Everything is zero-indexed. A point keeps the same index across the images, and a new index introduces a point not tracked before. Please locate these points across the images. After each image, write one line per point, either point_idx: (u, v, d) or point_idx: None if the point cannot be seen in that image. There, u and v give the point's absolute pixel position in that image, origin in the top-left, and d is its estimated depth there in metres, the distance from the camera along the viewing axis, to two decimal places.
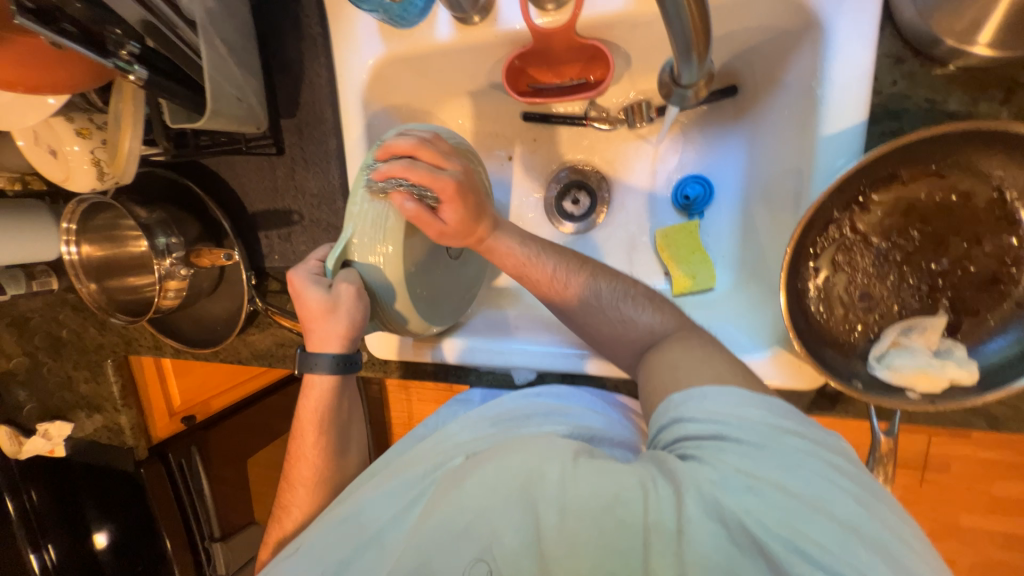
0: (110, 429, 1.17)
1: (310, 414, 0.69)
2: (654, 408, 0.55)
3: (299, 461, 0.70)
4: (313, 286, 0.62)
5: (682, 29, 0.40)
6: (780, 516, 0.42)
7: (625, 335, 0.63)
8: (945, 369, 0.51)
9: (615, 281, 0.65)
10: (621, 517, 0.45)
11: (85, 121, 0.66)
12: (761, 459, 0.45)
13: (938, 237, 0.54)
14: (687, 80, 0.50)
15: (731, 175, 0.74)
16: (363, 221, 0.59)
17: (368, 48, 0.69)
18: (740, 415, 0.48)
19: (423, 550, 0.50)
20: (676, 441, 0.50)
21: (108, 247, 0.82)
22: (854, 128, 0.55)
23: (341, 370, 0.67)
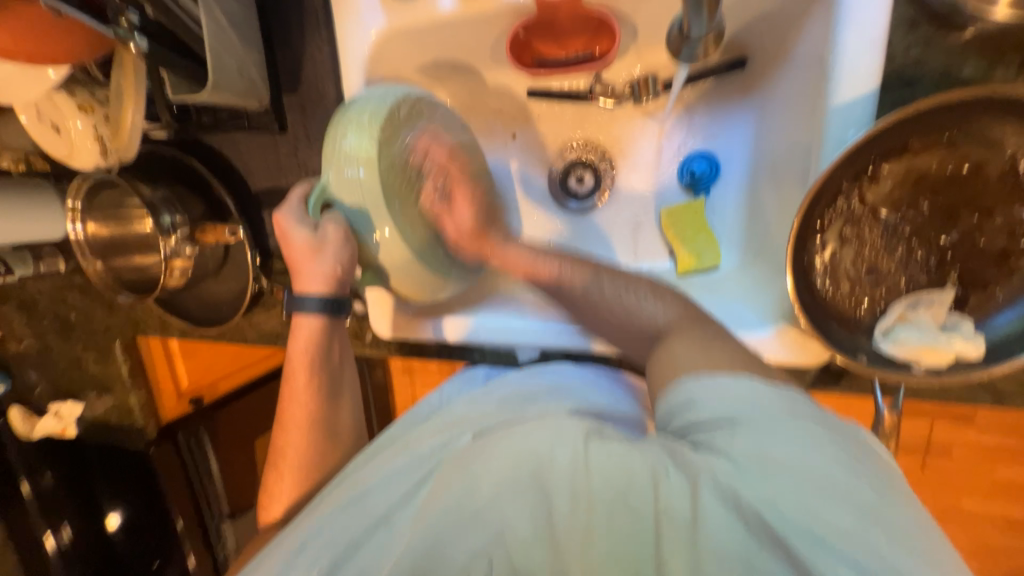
0: (120, 409, 1.19)
1: (300, 356, 0.69)
2: (662, 394, 0.51)
3: (291, 403, 0.69)
4: (298, 223, 0.62)
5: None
6: (797, 501, 0.39)
7: (630, 325, 0.60)
8: (951, 343, 0.51)
9: (620, 279, 0.63)
10: (632, 505, 0.43)
11: (86, 96, 0.66)
12: (774, 442, 0.42)
13: (948, 209, 0.54)
14: (695, 38, 0.49)
15: (738, 152, 0.73)
16: (338, 165, 0.60)
17: (370, 20, 0.68)
18: (752, 397, 0.45)
19: (432, 537, 0.49)
20: (683, 426, 0.47)
21: (114, 227, 0.83)
22: (865, 98, 0.54)
23: (327, 312, 0.67)
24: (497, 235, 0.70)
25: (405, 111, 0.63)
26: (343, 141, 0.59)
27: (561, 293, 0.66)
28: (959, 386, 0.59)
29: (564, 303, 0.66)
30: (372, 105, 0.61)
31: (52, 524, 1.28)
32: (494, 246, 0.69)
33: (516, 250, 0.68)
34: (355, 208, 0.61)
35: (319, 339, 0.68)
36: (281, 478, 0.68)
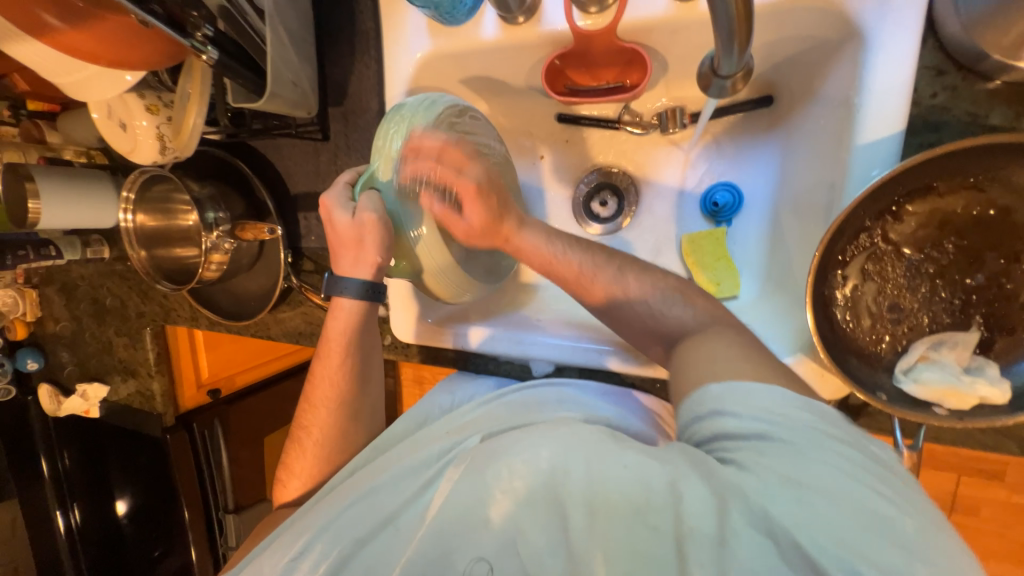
0: (142, 394, 1.23)
1: (337, 340, 0.71)
2: (690, 395, 0.49)
3: (320, 381, 0.72)
4: (345, 210, 0.65)
5: (727, 22, 0.42)
6: (826, 529, 0.39)
7: (655, 328, 0.60)
8: (975, 387, 0.50)
9: (646, 277, 0.61)
10: (651, 523, 0.44)
11: (154, 98, 0.72)
12: (808, 467, 0.40)
13: (972, 252, 0.54)
14: (726, 72, 0.51)
15: (761, 184, 0.75)
16: (386, 158, 0.64)
17: (416, 42, 0.72)
18: (786, 414, 0.43)
19: (447, 539, 0.52)
20: (709, 435, 0.46)
21: (160, 219, 0.87)
22: (891, 138, 0.55)
23: (366, 298, 0.69)
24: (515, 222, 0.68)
25: (449, 119, 0.66)
26: (394, 145, 0.63)
27: (587, 290, 0.63)
28: (984, 432, 0.57)
29: (588, 306, 0.64)
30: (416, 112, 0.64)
31: (62, 506, 1.31)
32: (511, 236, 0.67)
33: (536, 233, 0.66)
34: (399, 198, 0.66)
35: (357, 323, 0.71)
36: (305, 454, 0.72)
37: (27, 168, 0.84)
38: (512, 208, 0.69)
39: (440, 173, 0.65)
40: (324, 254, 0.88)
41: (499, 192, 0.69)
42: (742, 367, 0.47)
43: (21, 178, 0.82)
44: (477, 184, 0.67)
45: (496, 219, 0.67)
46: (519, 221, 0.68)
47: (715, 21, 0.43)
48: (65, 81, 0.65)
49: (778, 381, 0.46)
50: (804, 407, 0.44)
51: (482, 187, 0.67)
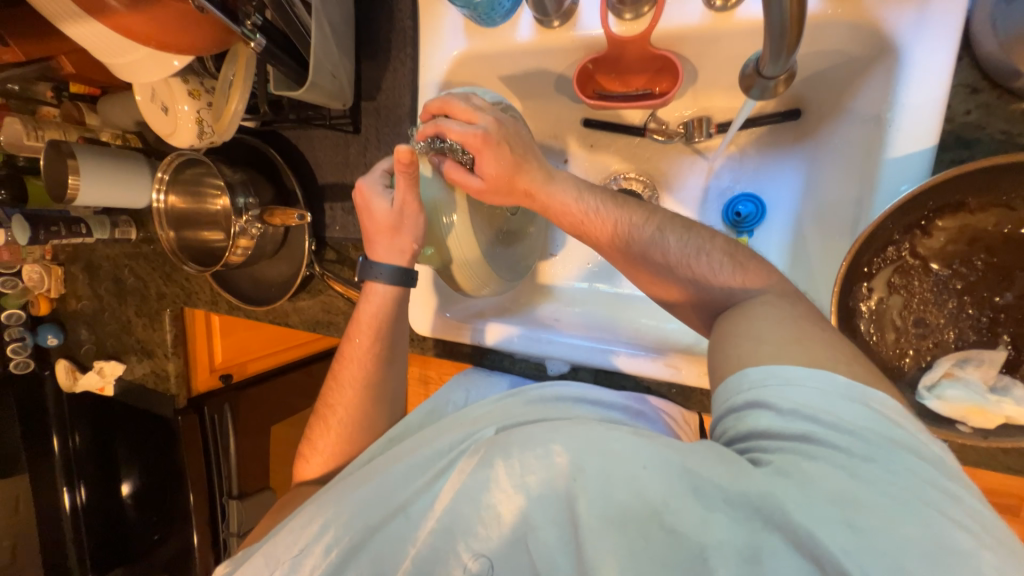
0: (157, 374, 1.25)
1: (369, 321, 0.73)
2: (724, 382, 0.47)
3: (348, 362, 0.74)
4: (382, 194, 0.68)
5: (779, 24, 0.42)
6: (879, 552, 0.33)
7: (695, 295, 0.56)
8: (1000, 405, 0.49)
9: (690, 236, 0.57)
10: (670, 526, 0.39)
11: (196, 83, 0.75)
12: (859, 480, 0.36)
13: (1003, 269, 0.54)
14: (769, 75, 0.52)
15: (785, 196, 0.75)
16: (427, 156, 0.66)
17: (451, 42, 0.75)
18: (836, 412, 0.39)
19: (456, 530, 0.50)
20: (746, 433, 0.42)
21: (190, 201, 0.90)
22: (922, 153, 0.55)
23: (397, 280, 0.71)
24: (539, 170, 0.63)
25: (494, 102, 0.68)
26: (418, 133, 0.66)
27: (619, 250, 0.59)
28: (1006, 452, 0.56)
29: (622, 267, 0.60)
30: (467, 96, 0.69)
31: (69, 481, 1.30)
32: (538, 188, 0.62)
33: (564, 188, 0.62)
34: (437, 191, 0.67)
35: (390, 307, 0.73)
36: (329, 432, 0.74)
37: (69, 146, 0.86)
38: (530, 155, 0.63)
39: (444, 126, 0.63)
40: (345, 245, 0.91)
41: (517, 143, 0.63)
42: (784, 350, 0.44)
43: (64, 154, 0.85)
44: (485, 135, 0.61)
45: (514, 171, 0.62)
46: (547, 176, 0.63)
47: (767, 27, 0.44)
48: (117, 61, 0.67)
49: (830, 362, 0.43)
50: (859, 400, 0.40)
51: (490, 137, 0.62)
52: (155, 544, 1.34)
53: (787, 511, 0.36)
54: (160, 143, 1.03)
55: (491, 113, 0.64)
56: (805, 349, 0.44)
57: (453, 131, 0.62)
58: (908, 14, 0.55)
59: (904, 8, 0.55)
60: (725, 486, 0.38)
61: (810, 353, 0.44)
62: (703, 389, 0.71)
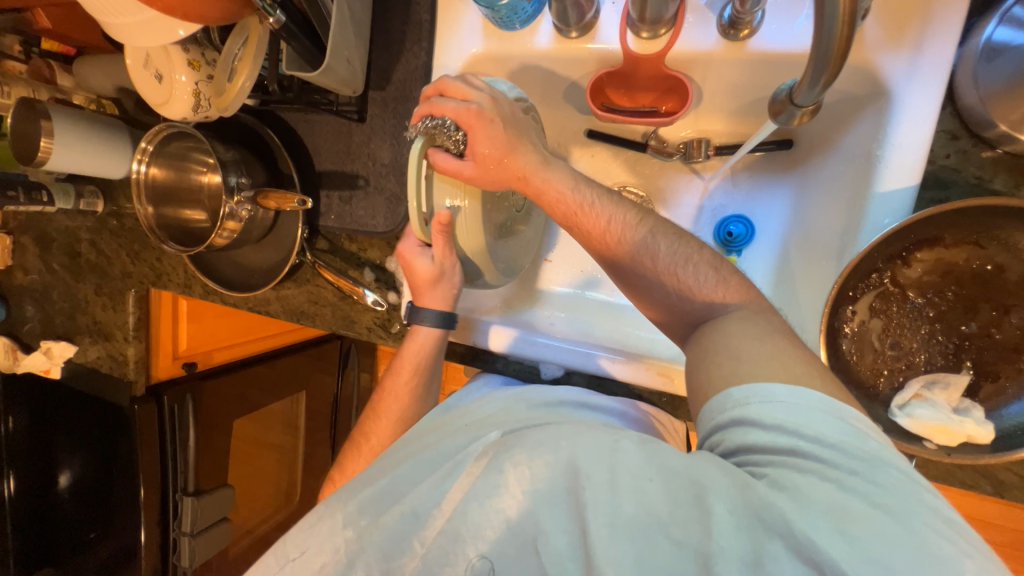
0: (113, 358, 1.16)
1: (411, 359, 0.75)
2: (708, 400, 0.48)
3: (389, 394, 0.76)
4: (423, 253, 0.71)
5: (824, 55, 0.45)
6: (872, 561, 0.36)
7: (681, 305, 0.57)
8: (963, 424, 0.54)
9: (681, 242, 0.58)
10: (675, 538, 0.41)
11: (197, 54, 0.71)
12: (847, 491, 0.39)
13: (969, 301, 0.59)
14: (801, 102, 0.54)
15: (774, 220, 0.79)
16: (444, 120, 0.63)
17: (469, 41, 0.75)
18: (819, 427, 0.42)
19: (464, 534, 0.49)
20: (735, 449, 0.44)
21: (173, 175, 0.86)
22: (906, 190, 0.60)
23: (442, 324, 0.74)
24: (533, 161, 0.63)
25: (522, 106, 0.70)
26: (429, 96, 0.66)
27: (608, 244, 0.60)
28: (963, 469, 0.61)
29: (612, 268, 0.62)
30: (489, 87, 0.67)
31: None
32: (532, 177, 0.63)
33: (558, 175, 0.62)
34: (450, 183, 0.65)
35: (432, 351, 0.75)
36: (361, 459, 0.75)
37: (44, 106, 0.80)
38: (524, 141, 0.63)
39: (440, 106, 0.63)
40: (337, 235, 0.89)
41: (511, 123, 0.64)
42: (765, 366, 0.46)
43: (38, 114, 0.79)
44: (477, 108, 0.62)
45: (506, 154, 0.62)
46: (541, 159, 0.63)
47: (812, 55, 0.46)
48: (115, 22, 0.63)
49: (814, 379, 0.45)
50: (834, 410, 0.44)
51: (481, 114, 0.62)
52: (91, 543, 1.21)
53: (788, 521, 0.38)
54: (140, 112, 0.97)
55: (487, 91, 0.64)
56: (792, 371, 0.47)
57: (446, 106, 0.63)
58: (902, 63, 0.60)
59: (896, 57, 0.60)
60: (729, 494, 0.40)
61: (796, 369, 0.46)
62: None
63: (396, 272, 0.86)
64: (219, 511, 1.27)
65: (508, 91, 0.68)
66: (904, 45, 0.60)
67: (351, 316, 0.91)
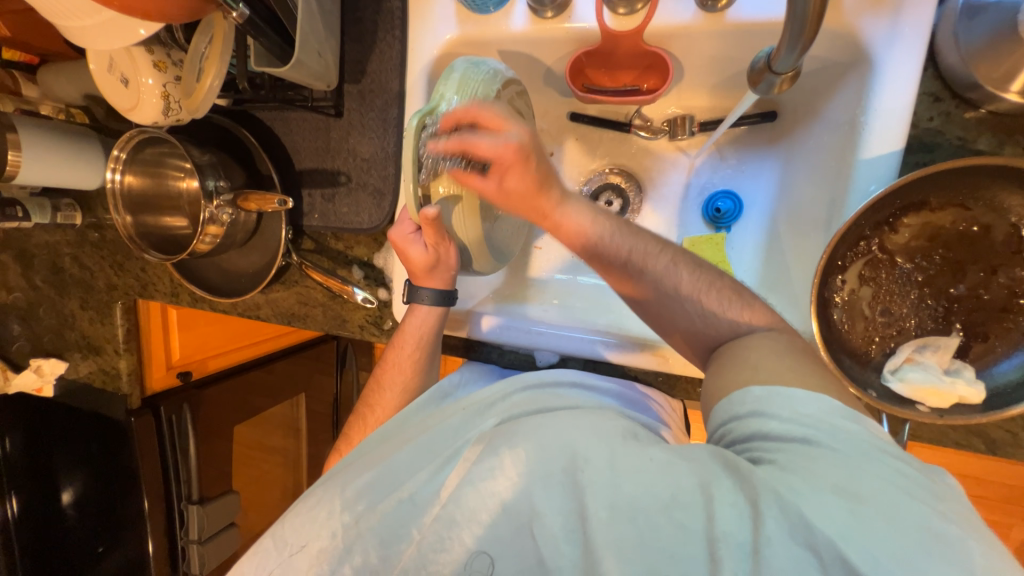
0: (106, 373, 1.14)
1: (412, 334, 0.73)
2: (726, 395, 0.49)
3: (392, 366, 0.74)
4: (416, 237, 0.69)
5: (801, 16, 0.44)
6: (871, 540, 0.35)
7: (672, 299, 0.57)
8: (954, 386, 0.55)
9: (703, 273, 0.57)
10: (678, 520, 0.40)
11: (162, 55, 0.69)
12: (854, 476, 0.38)
13: (957, 264, 0.59)
14: (779, 68, 0.53)
15: (761, 194, 0.79)
16: (455, 83, 0.59)
17: (443, 27, 0.73)
18: (831, 420, 0.42)
19: (459, 518, 0.49)
20: (747, 437, 0.45)
21: (150, 182, 0.84)
22: (891, 155, 0.59)
23: (441, 302, 0.72)
24: (560, 194, 0.62)
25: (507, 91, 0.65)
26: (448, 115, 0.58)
27: (630, 278, 0.59)
28: (955, 430, 0.62)
29: (631, 296, 0.60)
30: (478, 87, 0.59)
31: None
32: (552, 209, 0.61)
33: (578, 211, 0.61)
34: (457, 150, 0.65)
35: (435, 324, 0.73)
36: (365, 428, 0.74)
37: (9, 119, 0.77)
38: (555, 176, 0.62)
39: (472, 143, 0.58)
40: (323, 233, 0.87)
41: (544, 160, 0.61)
42: (787, 372, 0.46)
43: (3, 127, 0.76)
44: (518, 147, 0.59)
45: (538, 190, 0.60)
46: (560, 194, 0.61)
47: (789, 21, 0.45)
48: (71, 25, 0.61)
49: (813, 374, 0.46)
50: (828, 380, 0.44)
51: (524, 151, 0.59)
52: (99, 558, 1.21)
53: (793, 502, 0.37)
54: (111, 120, 0.94)
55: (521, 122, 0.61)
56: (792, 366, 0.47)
57: (483, 146, 0.58)
58: (884, 25, 0.59)
59: (878, 19, 0.59)
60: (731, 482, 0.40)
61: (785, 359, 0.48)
62: (688, 377, 0.74)
63: (384, 268, 0.85)
64: (227, 517, 1.28)
65: (496, 76, 0.62)
66: (884, 7, 0.59)
67: (342, 316, 0.90)
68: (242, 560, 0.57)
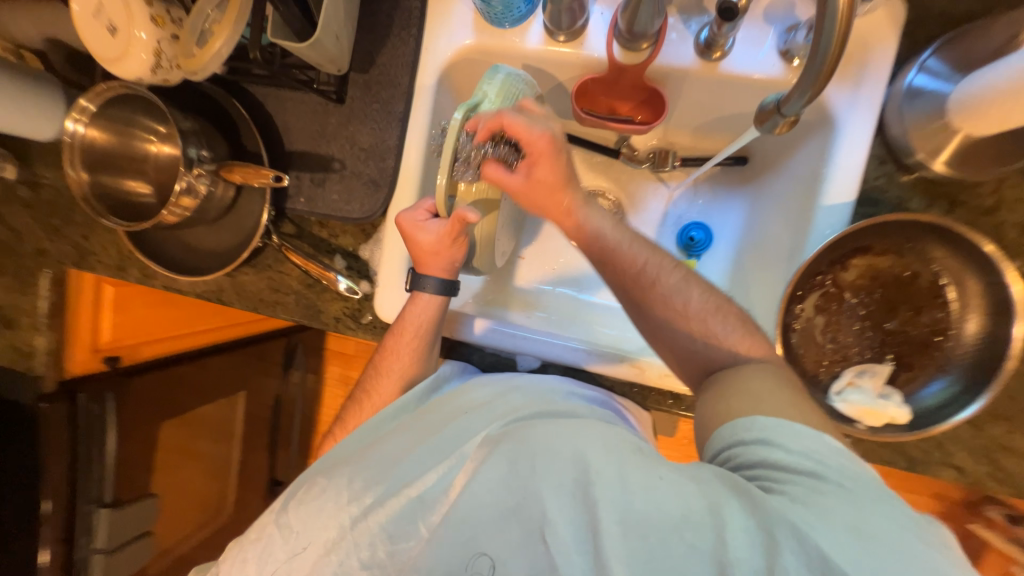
0: (17, 350, 1.05)
1: (412, 325, 0.71)
2: (732, 420, 0.52)
3: (392, 355, 0.71)
4: (427, 223, 0.67)
5: (824, 52, 0.46)
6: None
7: (674, 320, 0.61)
8: (886, 407, 0.63)
9: (710, 297, 0.61)
10: (688, 540, 0.42)
11: (162, 11, 0.65)
12: (866, 513, 0.41)
13: (892, 303, 0.69)
14: (788, 111, 0.53)
15: (728, 228, 0.88)
16: (499, 86, 0.63)
17: (459, 33, 0.75)
18: (837, 458, 0.45)
19: (467, 522, 0.50)
20: (754, 463, 0.48)
21: (116, 140, 0.77)
22: (845, 205, 0.68)
23: (443, 292, 0.70)
24: (578, 197, 0.64)
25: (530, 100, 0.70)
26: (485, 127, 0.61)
27: (641, 289, 0.62)
28: (883, 448, 0.70)
29: (637, 307, 0.63)
30: (518, 94, 0.65)
31: None
32: (572, 210, 0.64)
33: (599, 215, 0.64)
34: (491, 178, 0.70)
35: (436, 314, 0.71)
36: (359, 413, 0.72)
37: None
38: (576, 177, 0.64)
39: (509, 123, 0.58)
40: (307, 219, 0.84)
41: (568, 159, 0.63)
42: (785, 403, 0.50)
43: None
44: (549, 138, 0.60)
45: (564, 185, 0.63)
46: (584, 197, 0.64)
47: (810, 58, 0.48)
48: None
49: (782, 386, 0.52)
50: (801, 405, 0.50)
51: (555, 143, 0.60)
52: None
53: (810, 537, 0.40)
54: (74, 71, 0.86)
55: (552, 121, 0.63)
56: (777, 392, 0.51)
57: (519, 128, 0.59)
58: (845, 94, 0.68)
59: (841, 88, 0.69)
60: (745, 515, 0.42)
61: (778, 390, 0.51)
62: (659, 389, 0.78)
63: (370, 260, 0.84)
64: (139, 525, 1.14)
65: (530, 87, 0.69)
66: (846, 80, 0.68)
67: (316, 306, 0.86)
68: (245, 545, 0.57)
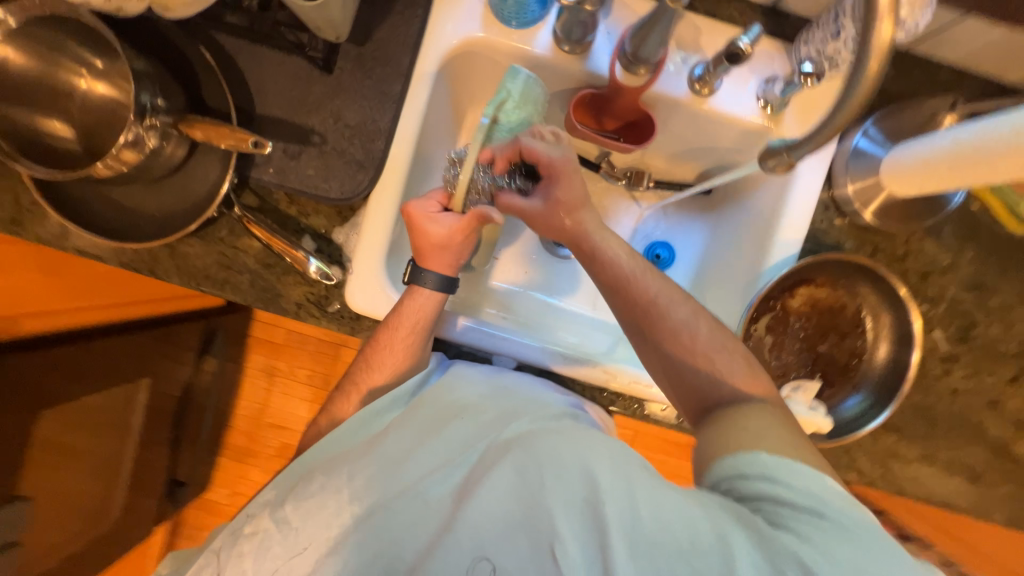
0: None
1: (410, 318, 0.70)
2: (739, 453, 0.54)
3: (387, 348, 0.70)
4: (440, 216, 0.67)
5: (841, 107, 0.50)
6: None
7: (680, 346, 0.65)
8: (816, 416, 0.73)
9: (716, 330, 0.66)
10: (695, 568, 0.44)
11: None
12: (862, 552, 0.44)
13: (825, 329, 0.80)
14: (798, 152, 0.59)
15: (689, 250, 0.96)
16: (516, 97, 0.67)
17: (465, 24, 0.74)
18: (840, 502, 0.48)
19: (474, 528, 0.50)
20: (758, 497, 0.50)
21: (38, 69, 0.65)
22: (796, 241, 0.78)
23: (444, 288, 0.70)
24: (592, 220, 0.68)
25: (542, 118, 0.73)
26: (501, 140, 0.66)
27: (653, 319, 0.66)
28: None
29: (648, 337, 0.67)
30: (533, 104, 0.69)
31: None
32: (587, 234, 0.68)
33: (614, 239, 0.68)
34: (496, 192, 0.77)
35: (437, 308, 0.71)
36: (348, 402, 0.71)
37: None
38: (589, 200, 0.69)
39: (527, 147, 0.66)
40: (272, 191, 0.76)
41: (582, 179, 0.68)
42: (785, 442, 0.53)
43: None
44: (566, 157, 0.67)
45: (579, 205, 0.67)
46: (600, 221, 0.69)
47: (828, 113, 0.52)
48: None
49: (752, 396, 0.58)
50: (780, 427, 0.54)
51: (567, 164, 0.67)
52: None
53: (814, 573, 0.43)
54: None
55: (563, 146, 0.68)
56: (769, 427, 0.55)
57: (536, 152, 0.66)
58: None
59: None
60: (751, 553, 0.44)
61: (778, 428, 0.54)
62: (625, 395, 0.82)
63: (344, 245, 0.78)
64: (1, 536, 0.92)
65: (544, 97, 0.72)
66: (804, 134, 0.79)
67: (275, 289, 0.78)
68: (240, 540, 0.57)
